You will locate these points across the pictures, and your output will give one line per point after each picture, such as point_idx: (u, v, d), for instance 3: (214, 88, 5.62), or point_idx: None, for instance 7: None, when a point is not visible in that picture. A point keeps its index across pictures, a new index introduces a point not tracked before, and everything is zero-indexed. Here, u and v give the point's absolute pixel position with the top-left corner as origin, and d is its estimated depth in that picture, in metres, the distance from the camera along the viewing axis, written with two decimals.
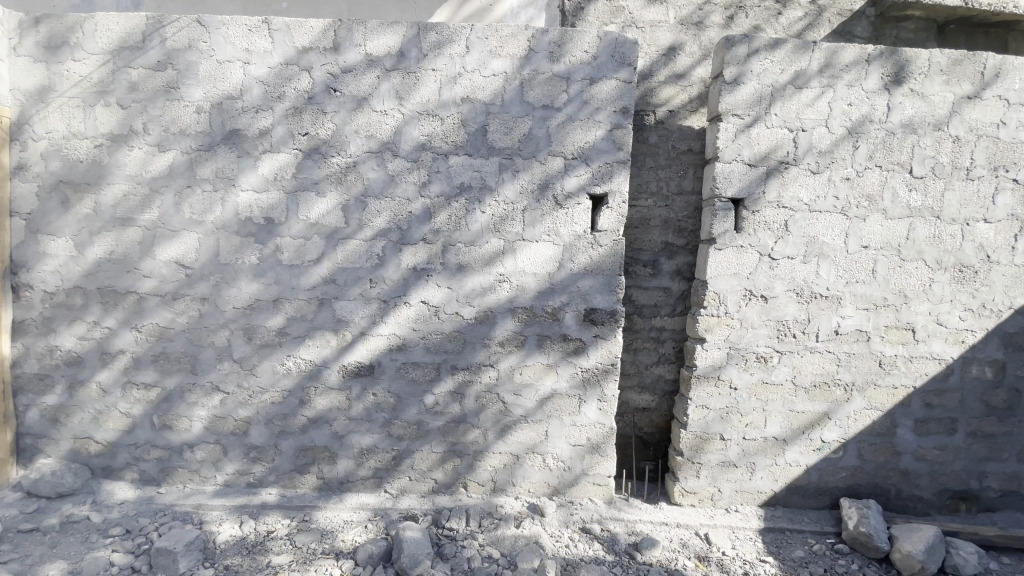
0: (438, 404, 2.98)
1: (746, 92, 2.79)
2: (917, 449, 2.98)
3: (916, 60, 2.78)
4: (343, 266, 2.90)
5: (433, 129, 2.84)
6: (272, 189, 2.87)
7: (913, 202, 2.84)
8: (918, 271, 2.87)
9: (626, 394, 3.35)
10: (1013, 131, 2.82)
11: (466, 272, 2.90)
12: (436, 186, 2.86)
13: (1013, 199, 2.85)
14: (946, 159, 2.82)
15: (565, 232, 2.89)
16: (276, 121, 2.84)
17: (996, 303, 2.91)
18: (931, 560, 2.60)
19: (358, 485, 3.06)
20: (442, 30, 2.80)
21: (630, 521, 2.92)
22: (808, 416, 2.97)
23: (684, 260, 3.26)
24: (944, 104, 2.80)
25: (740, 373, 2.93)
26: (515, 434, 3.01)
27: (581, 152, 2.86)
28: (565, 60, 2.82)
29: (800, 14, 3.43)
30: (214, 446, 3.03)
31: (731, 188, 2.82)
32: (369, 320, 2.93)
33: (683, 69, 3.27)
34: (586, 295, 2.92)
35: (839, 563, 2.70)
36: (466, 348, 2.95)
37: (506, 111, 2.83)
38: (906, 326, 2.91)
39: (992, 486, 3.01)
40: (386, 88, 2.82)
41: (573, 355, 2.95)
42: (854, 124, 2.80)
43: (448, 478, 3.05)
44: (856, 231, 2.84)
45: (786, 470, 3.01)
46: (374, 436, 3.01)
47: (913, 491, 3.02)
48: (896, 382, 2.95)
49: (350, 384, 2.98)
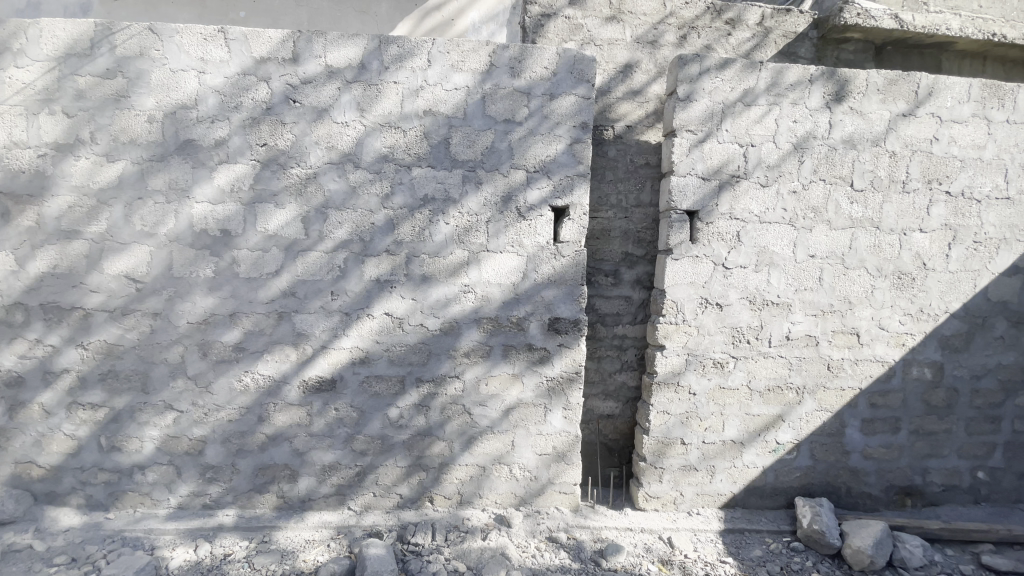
0: (402, 417, 2.95)
1: (699, 109, 2.91)
2: (865, 448, 3.13)
3: (854, 80, 2.96)
4: (304, 278, 2.85)
5: (395, 141, 2.84)
6: (228, 201, 2.80)
7: (855, 213, 3.00)
8: (861, 279, 3.03)
9: (592, 401, 3.39)
10: (945, 146, 3.02)
11: (430, 283, 2.90)
12: (398, 198, 2.86)
13: (946, 210, 3.05)
14: (884, 173, 3.00)
15: (529, 243, 2.92)
16: (232, 131, 2.78)
17: (932, 307, 3.09)
18: (879, 555, 2.71)
19: (320, 503, 2.98)
20: (403, 44, 2.82)
21: (596, 528, 2.94)
22: (763, 419, 3.07)
23: (644, 270, 3.34)
24: (881, 121, 2.98)
25: (699, 379, 3.02)
26: (480, 445, 3.00)
27: (543, 164, 2.91)
28: (525, 74, 2.88)
29: (748, 35, 3.60)
30: (167, 466, 2.91)
31: (686, 200, 2.92)
32: (331, 334, 2.89)
33: (640, 86, 3.38)
34: (549, 305, 2.95)
35: (795, 560, 2.79)
36: (431, 360, 2.93)
37: (468, 124, 2.86)
38: (851, 330, 3.06)
39: (935, 482, 3.18)
40: (347, 100, 2.81)
41: (538, 364, 2.98)
42: (799, 140, 2.96)
43: (413, 492, 3.01)
44: (804, 241, 2.99)
45: (744, 472, 3.10)
46: (336, 452, 2.95)
47: (863, 488, 3.15)
48: (844, 384, 3.09)
49: (311, 399, 2.91)
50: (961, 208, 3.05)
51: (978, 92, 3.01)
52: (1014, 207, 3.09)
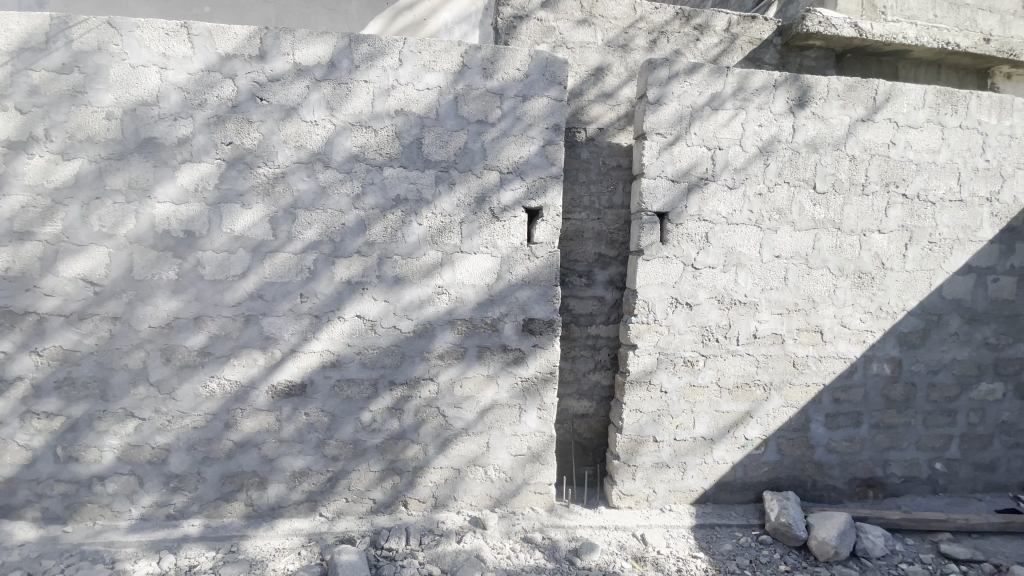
0: (375, 421, 2.91)
1: (669, 112, 2.96)
2: (829, 442, 3.23)
3: (816, 86, 3.06)
4: (272, 280, 2.78)
5: (366, 140, 2.80)
6: (192, 201, 2.72)
7: (818, 215, 3.10)
8: (824, 278, 3.14)
9: (566, 401, 3.41)
10: (901, 151, 3.15)
11: (402, 285, 2.86)
12: (370, 198, 2.82)
13: (903, 211, 3.18)
14: (845, 176, 3.11)
15: (502, 244, 2.92)
16: (196, 129, 2.70)
17: (891, 305, 3.22)
18: (843, 546, 2.79)
19: (291, 510, 2.92)
20: (374, 42, 2.79)
21: (570, 527, 2.95)
22: (732, 415, 3.14)
23: (617, 270, 3.38)
24: (841, 126, 3.09)
25: (670, 377, 3.07)
26: (455, 448, 2.98)
27: (516, 166, 2.91)
28: (498, 75, 2.88)
29: (715, 41, 3.69)
30: (129, 476, 2.80)
31: (657, 202, 2.97)
32: (300, 337, 2.83)
33: (611, 89, 3.42)
34: (524, 306, 2.96)
35: (763, 553, 2.86)
36: (404, 362, 2.90)
37: (440, 124, 2.85)
38: (815, 328, 3.16)
39: (895, 473, 3.30)
40: (316, 98, 2.76)
41: (512, 365, 2.98)
42: (765, 143, 3.04)
43: (387, 496, 2.97)
44: (769, 242, 3.07)
45: (714, 468, 3.16)
46: (307, 457, 2.89)
47: (828, 481, 3.25)
48: (808, 380, 3.18)
49: (280, 404, 2.84)
50: (917, 210, 3.19)
51: (932, 99, 3.14)
52: (966, 209, 3.23)
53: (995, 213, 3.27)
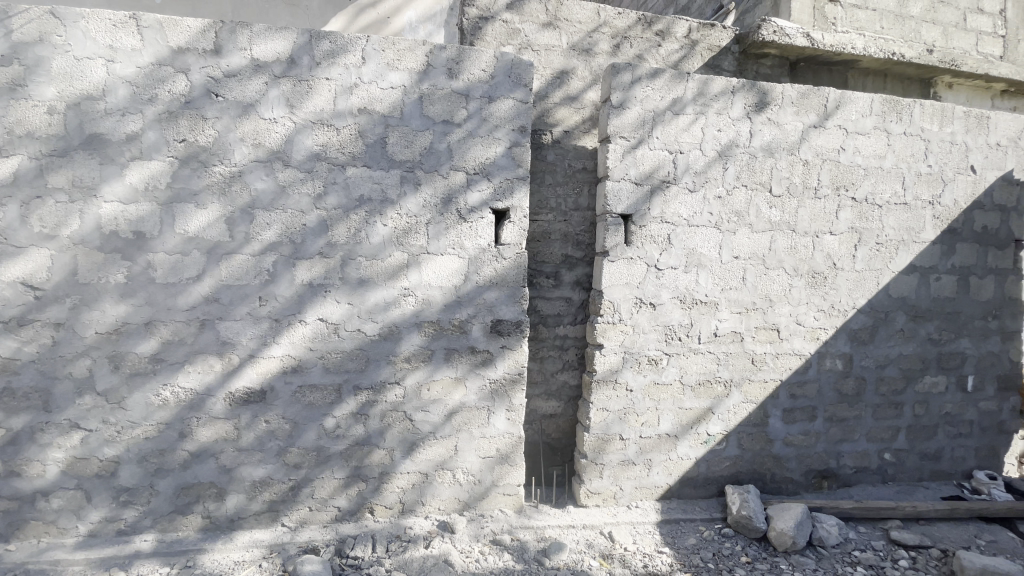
0: (339, 427, 2.84)
1: (632, 116, 3.02)
2: (787, 436, 3.35)
3: (771, 93, 3.17)
4: (229, 283, 2.69)
5: (328, 139, 2.74)
6: (142, 200, 2.59)
7: (774, 217, 3.22)
8: (780, 278, 3.25)
9: (534, 402, 3.42)
10: (850, 156, 3.30)
11: (367, 286, 2.81)
12: (332, 198, 2.76)
13: (852, 214, 3.33)
14: (799, 180, 3.24)
15: (469, 245, 2.91)
16: (147, 125, 2.58)
17: (842, 303, 3.36)
18: (800, 535, 2.87)
19: (251, 521, 2.81)
20: (336, 39, 2.73)
21: (539, 527, 2.96)
22: (695, 412, 3.22)
23: (584, 271, 3.42)
24: (795, 131, 3.22)
25: (635, 375, 3.12)
26: (423, 452, 2.94)
27: (482, 167, 2.90)
28: (463, 76, 2.87)
29: (676, 47, 3.78)
30: (76, 491, 2.64)
31: (621, 204, 3.02)
32: (259, 341, 2.74)
33: (576, 92, 3.47)
34: (491, 307, 2.95)
35: (725, 546, 2.93)
36: (369, 366, 2.85)
37: (405, 124, 2.81)
38: (772, 326, 3.27)
39: (848, 464, 3.45)
40: (275, 95, 2.69)
41: (480, 367, 2.96)
42: (723, 148, 3.13)
43: (352, 503, 2.90)
44: (728, 243, 3.17)
45: (679, 464, 3.23)
46: (268, 466, 2.79)
47: (786, 474, 3.37)
48: (766, 377, 3.29)
49: (239, 412, 2.74)
50: (865, 213, 3.35)
51: (878, 107, 3.31)
52: (910, 212, 3.42)
53: (937, 215, 3.46)
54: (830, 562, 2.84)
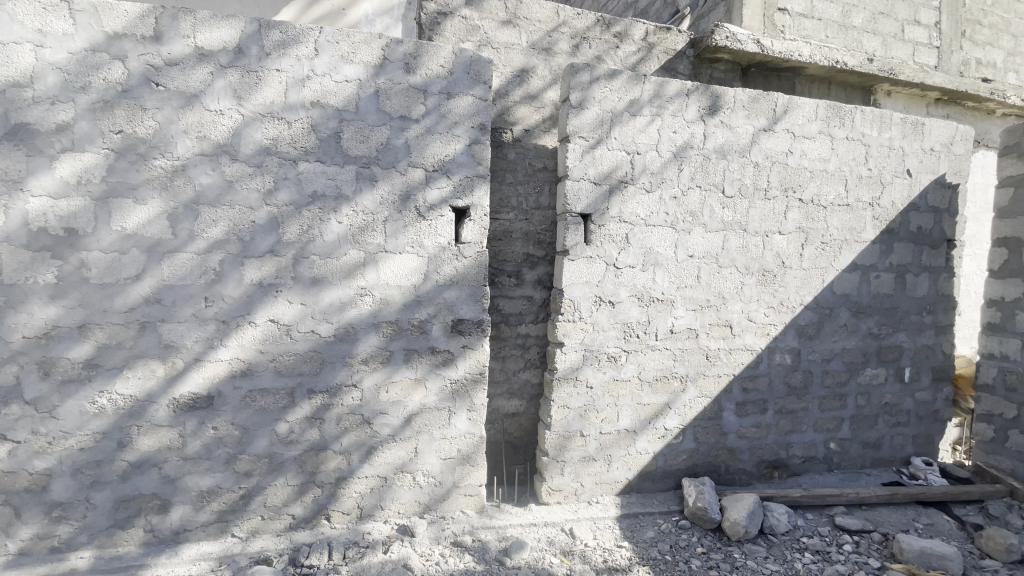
0: (292, 432, 2.74)
1: (590, 116, 3.05)
2: (739, 429, 3.47)
3: (724, 97, 3.27)
4: (171, 283, 2.55)
5: (279, 132, 2.64)
6: (74, 195, 2.42)
7: (726, 217, 3.32)
8: (732, 276, 3.36)
9: (497, 401, 3.41)
10: (797, 159, 3.44)
11: (322, 285, 2.72)
12: (284, 194, 2.66)
13: (800, 215, 3.48)
14: (749, 181, 3.35)
15: (429, 243, 2.86)
16: (80, 115, 2.41)
17: (791, 300, 3.51)
18: (752, 524, 2.96)
19: (198, 533, 2.68)
20: (287, 29, 2.63)
21: (500, 527, 2.93)
22: (652, 408, 3.29)
23: (545, 270, 3.43)
24: (746, 134, 3.33)
25: (595, 373, 3.16)
26: (381, 455, 2.87)
27: (441, 164, 2.86)
28: (421, 71, 2.82)
29: (634, 49, 3.85)
30: (2, 508, 2.44)
31: (580, 203, 3.05)
32: (205, 344, 2.61)
33: (536, 91, 3.49)
34: (452, 306, 2.91)
35: (682, 538, 2.99)
36: (325, 368, 2.76)
37: (360, 119, 2.74)
38: (725, 323, 3.38)
39: (797, 454, 3.60)
40: (221, 86, 2.56)
41: (440, 367, 2.92)
42: (678, 149, 3.21)
43: (308, 510, 2.81)
44: (684, 242, 3.24)
45: (638, 459, 3.29)
46: (216, 475, 2.67)
47: (739, 465, 3.48)
48: (720, 371, 3.40)
49: (183, 419, 2.61)
50: (811, 213, 3.50)
51: (823, 113, 3.46)
52: (852, 213, 3.60)
53: (876, 216, 3.66)
54: (780, 549, 2.93)
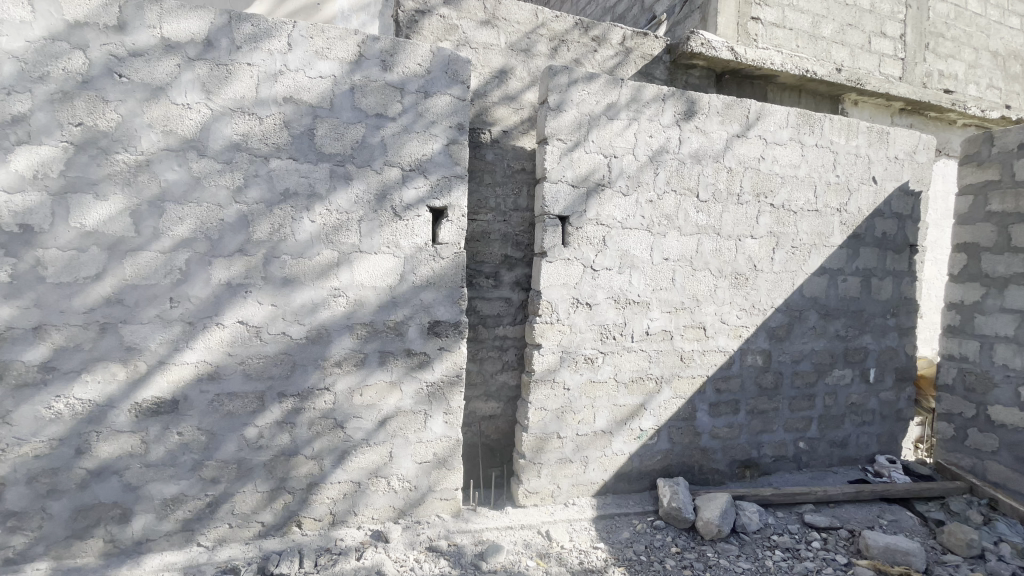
0: (262, 437, 2.66)
1: (568, 118, 3.06)
2: (713, 429, 3.52)
3: (699, 103, 3.32)
4: (134, 283, 2.45)
5: (250, 128, 2.56)
6: (29, 189, 2.30)
7: (700, 221, 3.37)
8: (706, 279, 3.42)
9: (473, 404, 3.38)
10: (769, 165, 3.52)
11: (294, 286, 2.66)
12: (254, 192, 2.58)
13: (771, 219, 3.56)
14: (723, 186, 3.41)
15: (405, 244, 2.82)
16: (37, 105, 2.30)
17: (762, 302, 3.58)
18: (725, 523, 3.00)
19: (162, 543, 2.58)
20: (259, 22, 2.57)
21: (476, 531, 2.90)
22: (628, 409, 3.31)
23: (523, 272, 3.42)
24: (720, 140, 3.39)
25: (572, 374, 3.16)
26: (355, 460, 2.82)
27: (418, 163, 2.83)
28: (397, 69, 2.78)
29: (612, 53, 3.88)
30: None
31: (558, 205, 3.05)
32: (171, 346, 2.51)
33: (514, 92, 3.49)
34: (428, 307, 2.88)
35: (657, 538, 3.01)
36: (296, 371, 2.69)
37: (335, 116, 2.68)
38: (699, 325, 3.43)
39: (768, 454, 3.68)
40: (188, 79, 2.48)
41: (416, 369, 2.88)
42: (654, 153, 3.24)
43: (278, 518, 2.73)
44: (659, 246, 3.28)
45: (614, 460, 3.31)
46: (181, 482, 2.57)
47: (712, 465, 3.54)
48: (694, 372, 3.45)
49: (146, 424, 2.51)
50: (782, 218, 3.59)
51: (794, 120, 3.56)
52: (821, 218, 3.70)
53: (844, 222, 3.77)
54: (751, 548, 2.98)
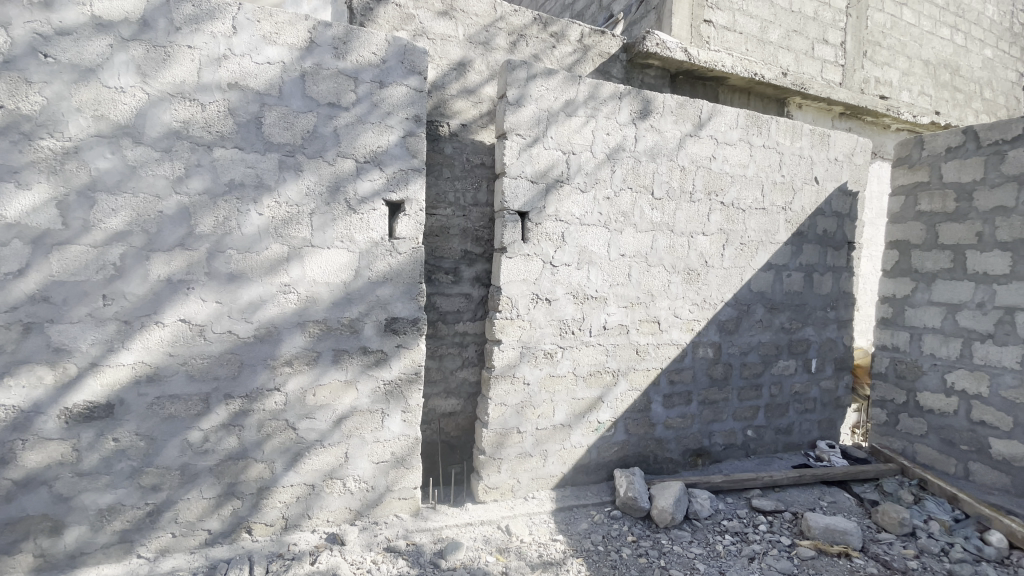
0: (207, 441, 2.54)
1: (527, 113, 3.06)
2: (667, 420, 3.63)
3: (654, 102, 3.39)
4: (61, 278, 2.27)
5: (190, 115, 2.42)
6: None
7: (655, 218, 3.45)
8: (660, 274, 3.51)
9: (432, 401, 3.34)
10: (720, 164, 3.64)
11: (242, 282, 2.54)
12: (196, 182, 2.45)
13: (722, 217, 3.69)
14: (677, 184, 3.51)
15: (359, 238, 2.74)
16: None
17: (713, 297, 3.71)
18: (678, 511, 3.10)
19: (98, 556, 2.42)
20: (200, 3, 2.43)
21: (435, 529, 2.88)
22: (586, 402, 3.36)
23: (482, 267, 3.41)
24: (674, 139, 3.48)
25: (532, 369, 3.18)
26: (309, 462, 2.73)
27: (373, 155, 2.75)
28: (351, 57, 2.70)
29: (570, 50, 3.92)
30: None
31: (518, 201, 3.05)
32: (105, 347, 2.35)
33: (473, 85, 3.46)
34: (385, 304, 2.82)
35: (614, 528, 3.07)
36: (244, 371, 2.58)
37: (284, 104, 2.58)
38: (654, 318, 3.52)
39: (719, 442, 3.82)
40: (122, 60, 2.31)
41: (373, 367, 2.82)
42: (611, 151, 3.29)
43: (226, 524, 2.62)
44: (616, 242, 3.34)
45: (572, 452, 3.35)
46: (118, 491, 2.42)
47: (667, 455, 3.65)
48: (649, 365, 3.54)
49: (78, 431, 2.34)
50: (732, 216, 3.72)
51: (743, 121, 3.69)
52: (768, 216, 3.86)
53: (788, 219, 3.95)
54: (703, 533, 3.10)
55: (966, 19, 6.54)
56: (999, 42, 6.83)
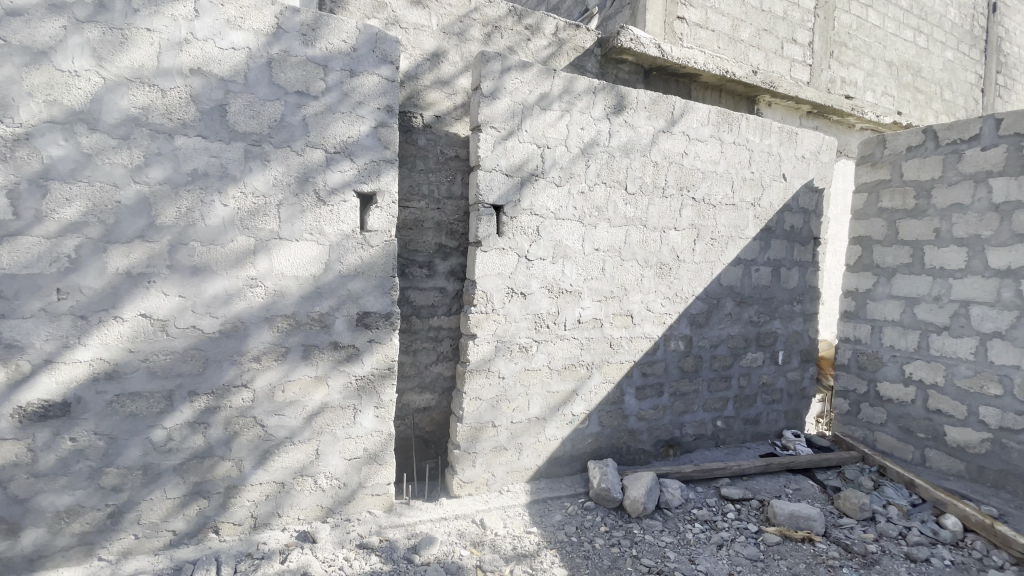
0: (171, 439, 2.46)
1: (501, 106, 3.04)
2: (639, 412, 3.68)
3: (628, 97, 3.42)
4: (12, 272, 2.16)
5: (150, 101, 2.32)
6: None
7: (629, 213, 3.49)
8: (633, 269, 3.55)
9: (406, 396, 3.32)
10: (692, 160, 3.70)
11: (206, 275, 2.46)
12: (156, 171, 2.35)
13: (693, 212, 3.75)
14: (650, 179, 3.55)
15: (330, 231, 2.69)
16: None
17: (684, 291, 3.77)
18: (650, 500, 3.16)
19: (56, 560, 2.32)
20: None
21: (409, 524, 2.86)
22: (561, 395, 3.38)
23: (457, 261, 3.39)
24: (647, 134, 3.51)
25: (507, 363, 3.18)
26: (278, 459, 2.67)
27: (343, 146, 2.70)
28: (320, 45, 2.63)
29: (545, 43, 3.91)
30: None
31: (492, 194, 3.03)
32: (60, 343, 2.25)
33: (447, 76, 3.42)
34: (357, 297, 2.77)
35: (588, 519, 3.11)
36: (209, 368, 2.50)
37: (250, 92, 2.50)
38: (627, 312, 3.56)
39: (690, 433, 3.90)
40: (76, 43, 2.20)
41: (345, 362, 2.77)
42: (586, 145, 3.30)
43: (192, 524, 2.55)
44: (590, 236, 3.36)
45: (547, 445, 3.38)
46: (76, 492, 2.32)
47: (639, 446, 3.71)
48: (622, 358, 3.58)
49: (33, 431, 2.24)
50: (703, 211, 3.79)
51: (714, 118, 3.75)
52: (737, 211, 3.94)
53: (757, 215, 4.04)
54: (673, 522, 3.16)
55: (928, 22, 6.79)
56: (959, 45, 7.11)
